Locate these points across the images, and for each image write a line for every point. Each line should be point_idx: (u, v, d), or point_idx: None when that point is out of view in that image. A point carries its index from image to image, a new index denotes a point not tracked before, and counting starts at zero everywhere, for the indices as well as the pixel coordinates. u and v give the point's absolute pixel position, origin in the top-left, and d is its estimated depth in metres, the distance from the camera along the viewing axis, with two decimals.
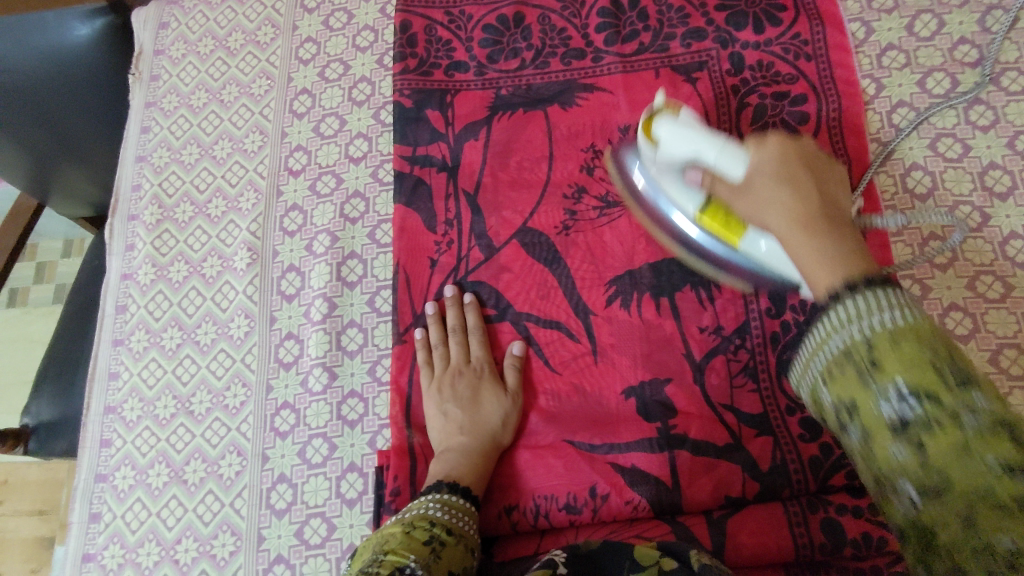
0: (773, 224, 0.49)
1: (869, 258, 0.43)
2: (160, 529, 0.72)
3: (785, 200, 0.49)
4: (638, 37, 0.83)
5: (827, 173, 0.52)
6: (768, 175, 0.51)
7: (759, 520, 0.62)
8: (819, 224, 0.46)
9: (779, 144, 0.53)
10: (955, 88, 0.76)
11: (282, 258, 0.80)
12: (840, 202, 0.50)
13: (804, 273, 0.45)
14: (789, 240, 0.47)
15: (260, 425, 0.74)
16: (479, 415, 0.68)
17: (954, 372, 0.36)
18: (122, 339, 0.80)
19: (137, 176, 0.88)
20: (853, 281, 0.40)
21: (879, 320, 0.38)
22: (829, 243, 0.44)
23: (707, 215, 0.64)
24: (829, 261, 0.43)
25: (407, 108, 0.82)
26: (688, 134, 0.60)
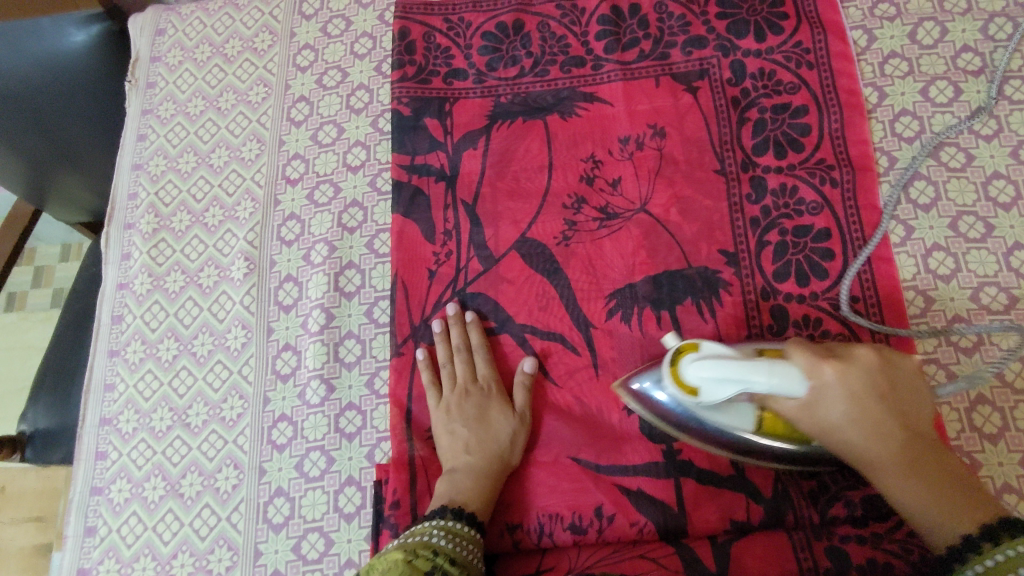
0: (856, 451, 0.55)
1: (960, 476, 0.53)
2: (156, 543, 0.71)
3: (862, 438, 0.54)
4: (638, 44, 0.82)
5: (907, 392, 0.56)
6: (842, 397, 0.54)
7: (763, 545, 0.61)
8: (918, 480, 0.53)
9: (854, 363, 0.55)
10: (958, 98, 0.75)
11: (279, 268, 0.80)
12: (925, 424, 0.56)
13: (905, 511, 0.54)
14: (879, 470, 0.55)
15: (257, 438, 0.73)
16: (487, 436, 0.67)
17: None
18: (118, 350, 0.80)
19: (133, 184, 0.87)
20: (976, 531, 0.48)
21: (1014, 555, 0.45)
22: (919, 494, 0.52)
23: (765, 431, 0.58)
24: (939, 516, 0.51)
25: (405, 117, 0.82)
26: (720, 369, 0.53)
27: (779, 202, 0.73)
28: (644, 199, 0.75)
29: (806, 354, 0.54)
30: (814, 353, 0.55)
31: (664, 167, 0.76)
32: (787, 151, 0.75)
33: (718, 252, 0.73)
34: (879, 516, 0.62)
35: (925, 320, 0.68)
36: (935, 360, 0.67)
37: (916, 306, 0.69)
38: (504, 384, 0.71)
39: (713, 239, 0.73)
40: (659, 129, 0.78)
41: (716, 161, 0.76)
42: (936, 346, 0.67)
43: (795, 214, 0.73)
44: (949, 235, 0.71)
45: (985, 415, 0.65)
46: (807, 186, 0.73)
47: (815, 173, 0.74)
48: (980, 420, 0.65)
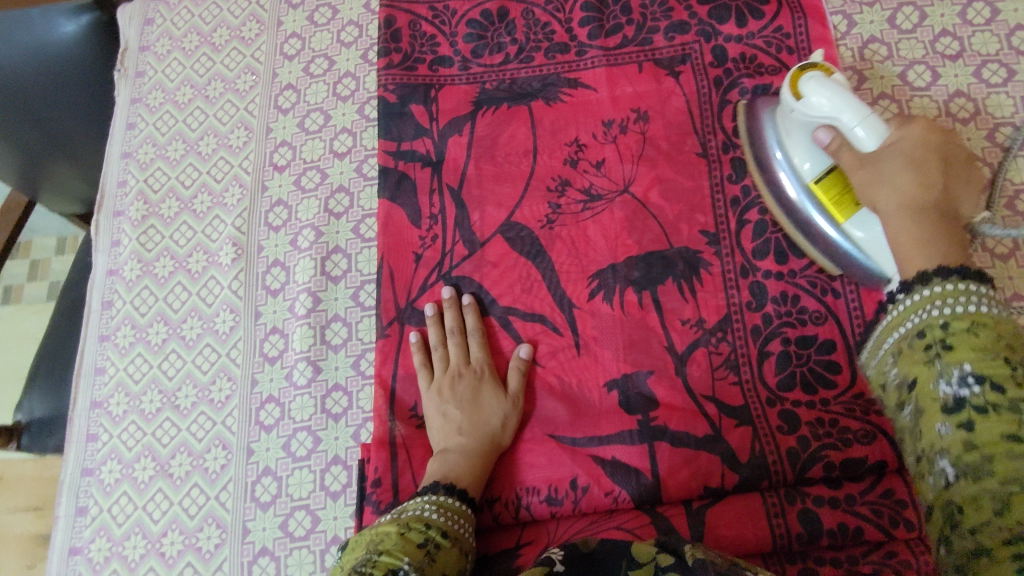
0: (874, 199, 0.55)
1: (958, 244, 0.50)
2: (145, 522, 0.72)
3: (902, 182, 0.53)
4: (621, 30, 0.83)
5: (965, 174, 0.54)
6: (901, 155, 0.54)
7: (737, 513, 0.62)
8: (922, 225, 0.51)
9: (932, 129, 0.55)
10: (936, 82, 0.76)
11: (266, 253, 0.81)
12: (962, 215, 0.53)
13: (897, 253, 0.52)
14: (885, 201, 0.54)
15: (245, 419, 0.75)
16: (479, 416, 0.68)
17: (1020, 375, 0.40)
18: (108, 335, 0.81)
19: (122, 172, 0.88)
20: (946, 268, 0.47)
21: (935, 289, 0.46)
22: (928, 236, 0.50)
23: (823, 181, 0.64)
24: (908, 245, 0.51)
25: (391, 103, 0.82)
26: (830, 97, 0.58)
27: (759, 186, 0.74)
28: (627, 182, 0.76)
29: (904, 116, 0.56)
30: (914, 120, 0.55)
31: (647, 151, 0.77)
32: None
33: (699, 233, 0.74)
34: (854, 476, 0.63)
35: None
36: None
37: None
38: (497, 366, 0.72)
39: (694, 222, 0.74)
40: (642, 114, 0.79)
41: (698, 145, 0.77)
42: None
43: None
44: None
45: None
46: None
47: None
48: None
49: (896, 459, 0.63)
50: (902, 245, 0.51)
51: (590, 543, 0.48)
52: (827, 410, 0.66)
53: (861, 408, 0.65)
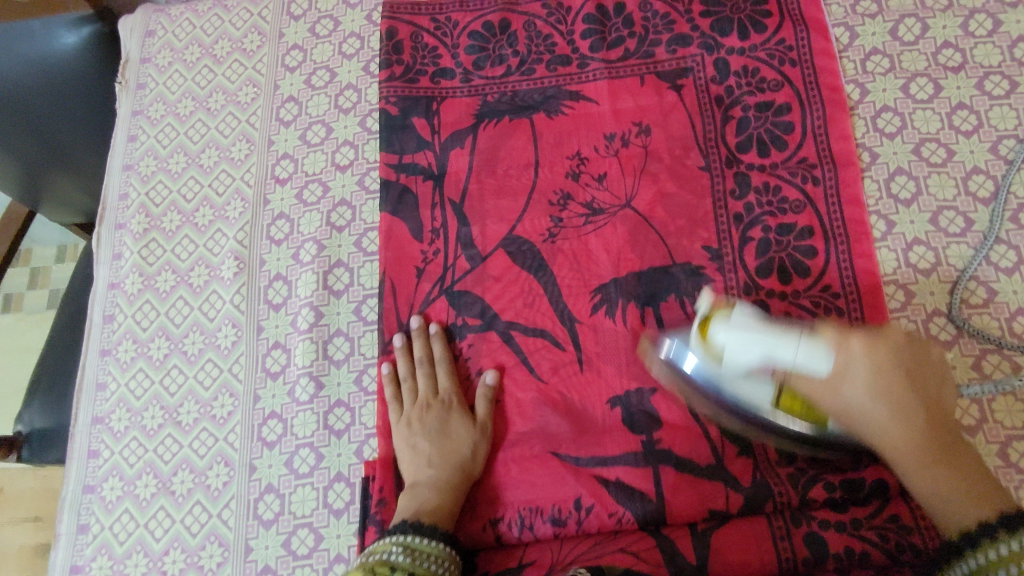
0: (882, 444, 0.56)
1: (981, 479, 0.54)
2: (148, 540, 0.72)
3: (892, 429, 0.55)
4: (623, 43, 0.82)
5: (935, 374, 0.57)
6: (867, 394, 0.55)
7: (743, 534, 0.62)
8: (939, 481, 0.54)
9: (883, 345, 0.56)
10: (939, 94, 0.76)
11: (268, 267, 0.80)
12: (946, 405, 0.57)
13: (927, 505, 0.55)
14: (900, 456, 0.55)
15: (247, 435, 0.74)
16: (449, 448, 0.67)
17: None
18: (109, 349, 0.80)
19: (124, 184, 0.88)
20: (985, 523, 0.50)
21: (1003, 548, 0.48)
22: (946, 473, 0.54)
23: (783, 408, 0.59)
24: (959, 501, 0.53)
25: (393, 116, 0.82)
26: (747, 339, 0.57)
27: (762, 200, 0.74)
28: (629, 195, 0.76)
29: (838, 328, 0.56)
30: (846, 337, 0.55)
31: (649, 164, 0.77)
32: (771, 148, 0.76)
33: (701, 248, 0.73)
34: (859, 500, 0.63)
35: (905, 314, 0.69)
36: None
37: (895, 300, 0.70)
38: (465, 397, 0.72)
39: (697, 237, 0.74)
40: (644, 127, 0.78)
41: (700, 158, 0.76)
42: None
43: (778, 212, 0.73)
44: (929, 229, 0.72)
45: (963, 405, 0.65)
46: (789, 184, 0.74)
47: (797, 170, 0.74)
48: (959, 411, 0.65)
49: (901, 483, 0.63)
50: (929, 484, 0.54)
51: None
52: None
53: None
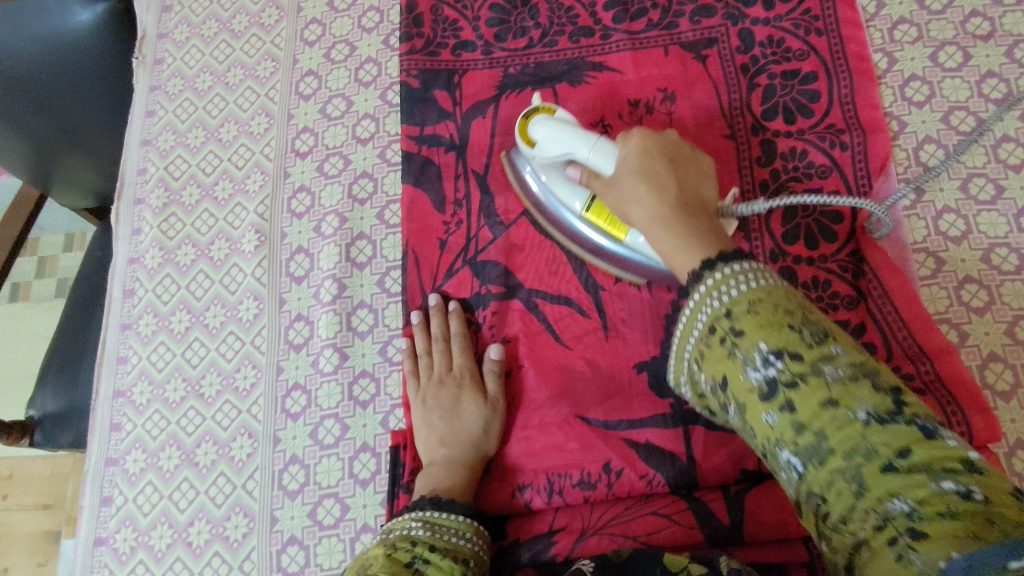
0: (639, 211, 0.56)
1: (722, 238, 0.51)
2: (171, 512, 0.72)
3: (643, 195, 0.56)
4: (646, 14, 0.82)
5: (697, 176, 0.58)
6: (631, 168, 0.58)
7: (775, 495, 0.62)
8: (678, 225, 0.52)
9: (654, 138, 0.59)
10: (968, 62, 0.76)
11: (290, 240, 0.80)
12: (705, 199, 0.57)
13: (669, 265, 0.52)
14: (655, 235, 0.54)
15: (271, 407, 0.74)
16: (462, 424, 0.66)
17: (808, 330, 0.41)
18: (130, 323, 0.80)
19: (142, 159, 0.87)
20: (712, 257, 0.48)
21: (747, 283, 0.45)
22: (690, 227, 0.52)
23: (591, 214, 0.68)
24: (697, 247, 0.50)
25: (414, 88, 0.82)
26: (559, 134, 0.64)
27: (788, 166, 0.73)
28: None
29: (626, 133, 0.61)
30: (628, 133, 0.61)
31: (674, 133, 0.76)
32: (797, 117, 0.75)
33: None
34: None
35: (936, 281, 0.69)
36: (946, 320, 0.67)
37: (926, 267, 0.69)
38: (477, 371, 0.70)
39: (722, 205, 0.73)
40: (669, 97, 0.78)
41: (727, 128, 0.76)
42: (948, 306, 0.68)
43: (805, 177, 0.73)
44: (959, 197, 0.71)
45: (997, 371, 0.65)
46: (816, 150, 0.73)
47: (825, 137, 0.74)
48: (992, 377, 0.65)
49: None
50: (670, 241, 0.52)
51: (621, 555, 0.52)
52: None
53: None
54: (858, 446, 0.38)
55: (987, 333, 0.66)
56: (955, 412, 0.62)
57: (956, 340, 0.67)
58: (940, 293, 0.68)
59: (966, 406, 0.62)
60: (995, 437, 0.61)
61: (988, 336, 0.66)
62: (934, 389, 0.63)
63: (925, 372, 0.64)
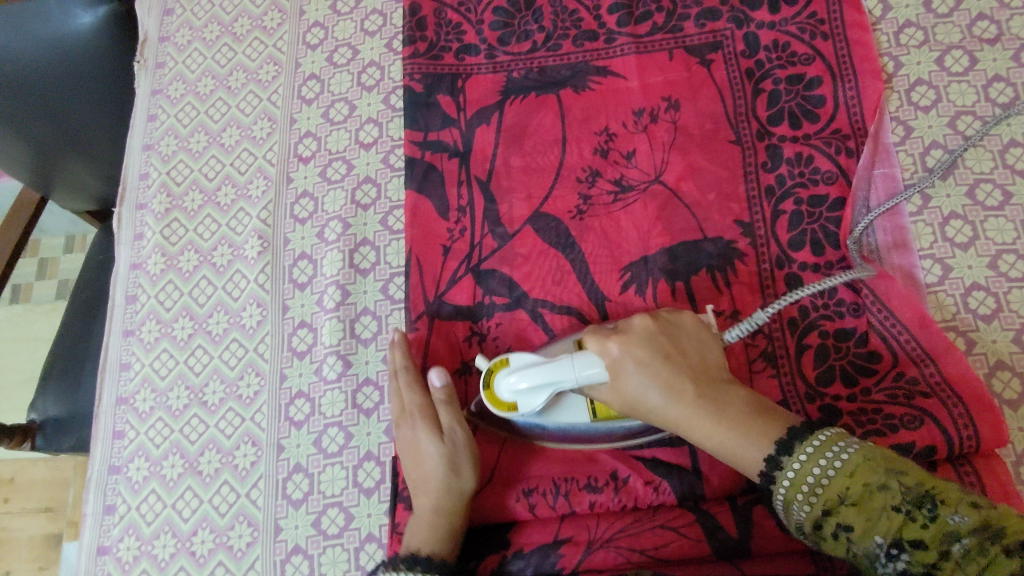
0: (656, 412, 0.57)
1: (768, 420, 0.53)
2: (175, 521, 0.71)
3: (665, 401, 0.56)
4: (651, 18, 0.81)
5: (696, 341, 0.59)
6: (636, 367, 0.57)
7: None
8: (726, 429, 0.54)
9: (632, 334, 0.59)
10: (974, 66, 0.75)
11: (293, 246, 0.79)
12: (716, 365, 0.58)
13: (733, 463, 0.54)
14: (689, 428, 0.56)
15: (275, 415, 0.73)
16: (426, 467, 0.64)
17: (902, 497, 0.45)
18: (133, 329, 0.79)
19: (144, 164, 0.87)
20: (778, 450, 0.51)
21: (835, 457, 0.48)
22: (731, 417, 0.54)
23: (600, 418, 0.62)
24: (749, 445, 0.53)
25: (417, 93, 0.81)
26: (530, 375, 0.58)
27: (794, 172, 0.73)
28: (659, 169, 0.75)
29: (597, 334, 0.60)
30: (601, 333, 0.60)
31: (679, 139, 0.76)
32: (803, 123, 0.75)
33: (733, 223, 0.72)
34: None
35: (942, 288, 0.68)
36: (953, 328, 0.67)
37: (933, 274, 0.69)
38: (429, 403, 0.67)
39: (728, 211, 0.73)
40: (673, 102, 0.77)
41: (732, 134, 0.75)
42: (955, 314, 0.67)
43: (811, 183, 0.72)
44: (966, 203, 0.71)
45: (1004, 380, 0.65)
46: (822, 155, 0.73)
47: (831, 142, 0.73)
48: (1000, 385, 0.65)
49: (946, 452, 0.60)
50: (725, 437, 0.54)
51: None
52: (870, 400, 0.64)
53: (904, 394, 0.63)
54: None
55: (994, 341, 0.66)
56: (961, 415, 0.61)
57: (964, 348, 0.66)
58: (947, 300, 0.68)
59: (972, 409, 0.61)
60: (1002, 442, 0.60)
61: (996, 344, 0.66)
62: (940, 393, 0.62)
63: (930, 376, 0.63)
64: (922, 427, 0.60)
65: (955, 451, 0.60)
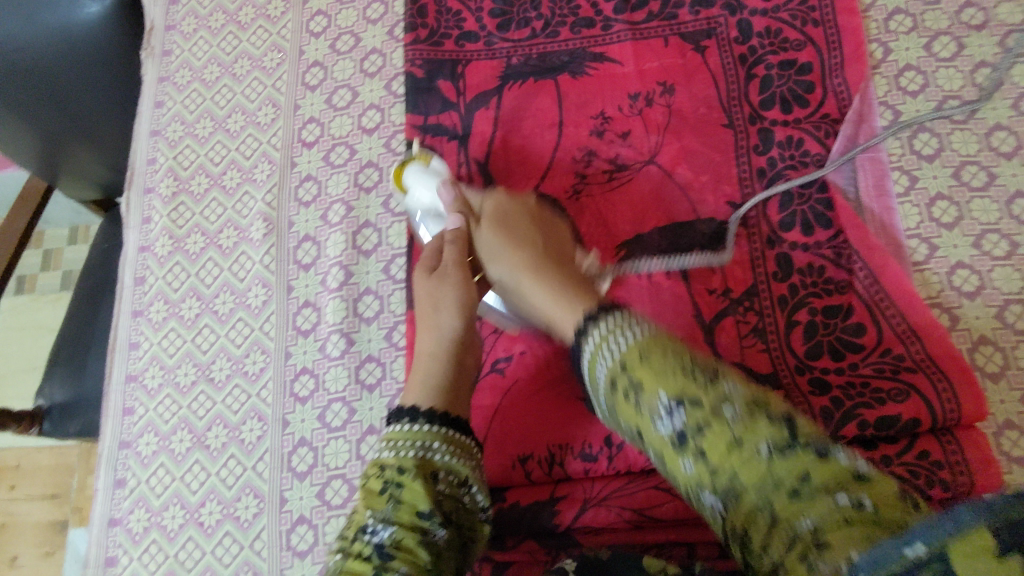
0: (502, 266, 0.64)
1: (580, 281, 0.60)
2: (183, 493, 0.74)
3: (507, 254, 0.63)
4: (647, 5, 0.83)
5: (552, 229, 0.67)
6: (492, 231, 0.65)
7: None
8: (544, 275, 0.61)
9: (507, 204, 0.68)
10: (961, 52, 0.77)
11: (297, 228, 0.81)
12: (562, 247, 0.66)
13: (545, 315, 0.60)
14: (520, 282, 0.62)
15: (280, 391, 0.76)
16: (438, 328, 0.63)
17: (700, 371, 0.46)
18: (141, 310, 0.82)
19: (151, 150, 0.89)
20: (591, 313, 0.53)
21: (630, 333, 0.49)
22: (552, 273, 0.61)
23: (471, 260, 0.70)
24: (555, 294, 0.58)
25: (418, 78, 0.83)
26: (426, 185, 0.69)
27: (785, 154, 0.75)
28: (654, 151, 0.77)
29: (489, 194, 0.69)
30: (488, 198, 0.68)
31: (673, 122, 0.78)
32: (794, 107, 0.77)
33: (725, 204, 0.74)
34: (889, 438, 0.63)
35: (928, 267, 0.70)
36: (938, 304, 0.69)
37: (919, 253, 0.71)
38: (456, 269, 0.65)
39: (720, 192, 0.75)
40: (668, 87, 0.79)
41: (725, 117, 0.77)
42: (940, 291, 0.69)
43: (801, 165, 0.74)
44: (952, 184, 0.73)
45: (987, 353, 0.67)
46: (812, 139, 0.75)
47: (821, 126, 0.75)
48: (982, 359, 0.67)
49: (930, 423, 0.62)
50: (534, 292, 0.60)
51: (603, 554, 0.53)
52: (858, 372, 0.66)
53: (890, 369, 0.65)
54: (743, 449, 0.43)
55: (978, 317, 0.68)
56: (944, 389, 0.63)
57: (948, 323, 0.68)
58: (932, 278, 0.70)
59: (955, 383, 0.63)
60: (983, 416, 0.62)
61: (980, 320, 0.68)
62: (925, 367, 0.64)
63: (915, 352, 0.65)
64: (909, 400, 0.63)
65: (939, 422, 0.62)
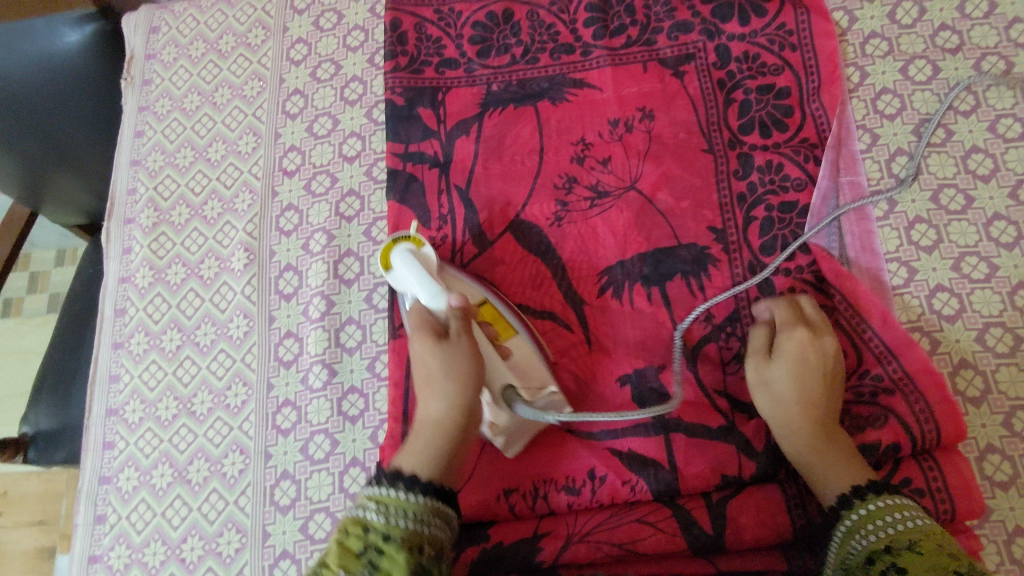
0: (790, 428, 0.62)
1: (852, 447, 0.61)
2: (165, 529, 0.73)
3: (799, 418, 0.61)
4: (625, 31, 0.84)
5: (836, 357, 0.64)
6: (791, 385, 0.62)
7: (759, 504, 0.63)
8: (829, 443, 0.60)
9: (817, 338, 0.63)
10: (937, 75, 0.78)
11: (278, 258, 0.81)
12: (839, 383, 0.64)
13: (814, 482, 0.60)
14: (811, 454, 0.61)
15: (262, 423, 0.75)
16: (428, 396, 0.61)
17: (963, 569, 0.49)
18: (121, 342, 0.81)
19: (131, 180, 0.88)
20: (861, 492, 0.57)
21: (908, 521, 0.54)
22: (842, 441, 0.60)
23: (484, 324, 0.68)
24: (848, 476, 0.59)
25: (399, 106, 0.83)
26: (409, 277, 0.67)
27: (765, 179, 0.75)
28: (634, 177, 0.77)
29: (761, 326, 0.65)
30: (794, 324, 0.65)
31: (653, 148, 0.78)
32: (773, 131, 0.77)
33: (707, 230, 0.74)
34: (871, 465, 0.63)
35: (908, 290, 0.70)
36: (918, 328, 0.69)
37: (899, 277, 0.71)
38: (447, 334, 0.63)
39: (701, 218, 0.75)
40: (647, 113, 0.79)
41: (704, 142, 0.77)
42: (920, 314, 0.69)
43: (781, 190, 0.75)
44: (930, 207, 0.73)
45: (967, 377, 0.67)
46: (791, 163, 0.75)
47: (800, 151, 0.76)
48: (963, 383, 0.67)
49: (910, 447, 0.62)
50: (832, 462, 0.60)
51: None
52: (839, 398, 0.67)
53: (870, 392, 0.65)
54: None
55: (959, 340, 0.68)
56: (921, 409, 0.63)
57: (929, 347, 0.68)
58: (912, 302, 0.70)
59: (932, 404, 0.63)
60: (962, 435, 0.62)
61: (960, 343, 0.68)
62: (903, 388, 0.65)
63: (893, 372, 0.66)
64: (888, 424, 0.63)
65: (918, 445, 0.62)
